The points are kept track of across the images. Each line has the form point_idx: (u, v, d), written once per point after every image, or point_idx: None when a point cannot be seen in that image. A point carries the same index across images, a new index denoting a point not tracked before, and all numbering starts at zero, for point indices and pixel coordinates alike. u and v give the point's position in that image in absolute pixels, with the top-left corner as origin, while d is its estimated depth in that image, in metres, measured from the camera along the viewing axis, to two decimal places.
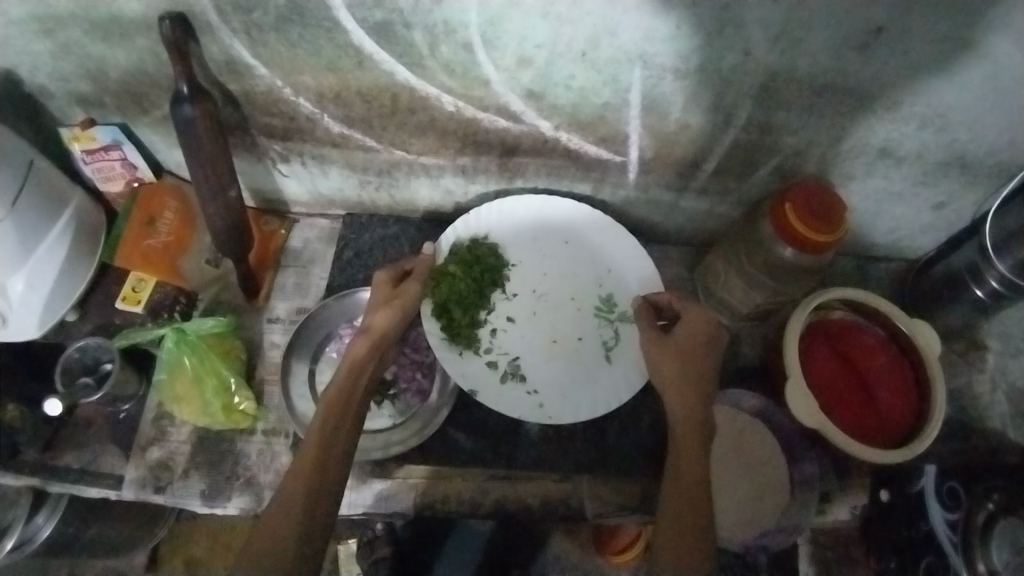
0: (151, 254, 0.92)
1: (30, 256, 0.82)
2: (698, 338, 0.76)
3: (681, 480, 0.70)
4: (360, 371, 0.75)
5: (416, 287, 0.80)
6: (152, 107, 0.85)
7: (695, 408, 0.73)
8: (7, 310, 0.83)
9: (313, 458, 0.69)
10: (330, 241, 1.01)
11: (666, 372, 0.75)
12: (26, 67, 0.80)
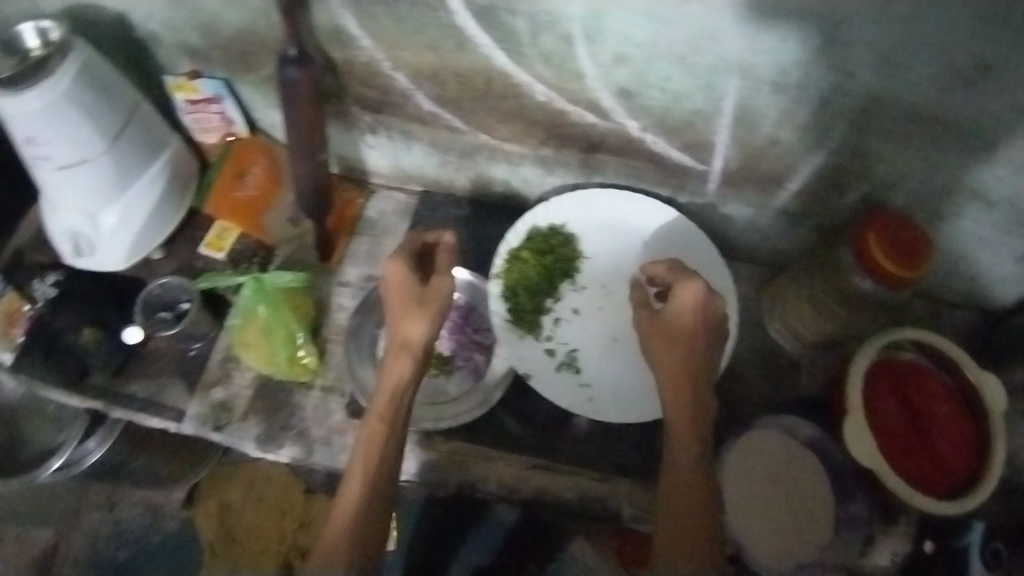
0: (240, 205, 0.96)
1: (123, 193, 0.87)
2: (685, 310, 0.75)
3: (681, 473, 0.72)
4: (405, 390, 0.79)
5: (446, 285, 0.78)
6: (256, 66, 0.88)
7: (686, 385, 0.74)
8: (97, 238, 0.89)
9: (373, 476, 0.76)
10: (404, 215, 1.01)
11: (658, 356, 0.76)
12: (145, 15, 0.84)
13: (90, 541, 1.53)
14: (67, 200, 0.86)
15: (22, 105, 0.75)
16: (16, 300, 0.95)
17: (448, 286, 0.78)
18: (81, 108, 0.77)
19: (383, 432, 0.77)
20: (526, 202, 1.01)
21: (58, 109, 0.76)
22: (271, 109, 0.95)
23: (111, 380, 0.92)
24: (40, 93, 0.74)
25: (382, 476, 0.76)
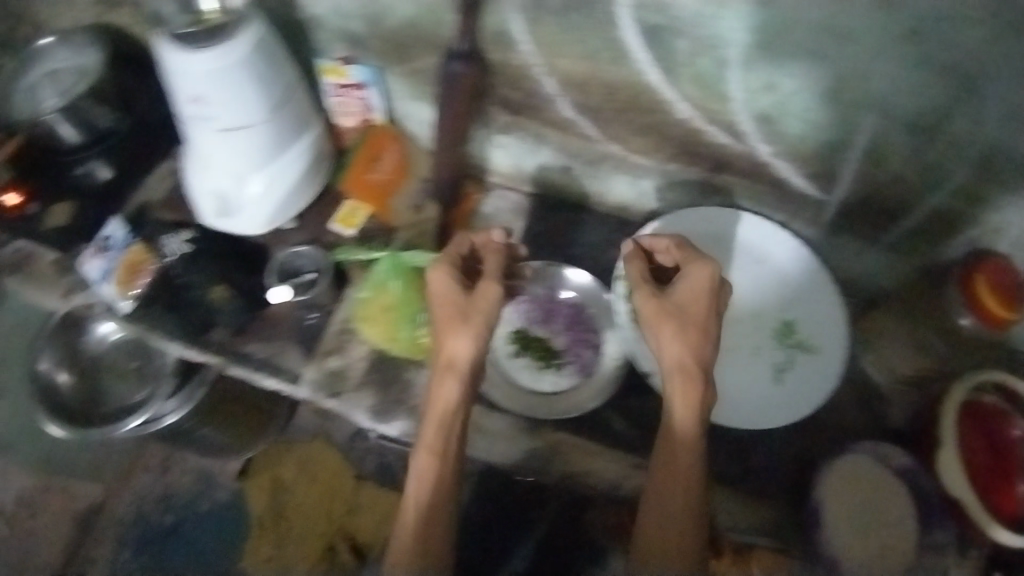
0: (373, 186, 1.00)
1: (266, 161, 0.90)
2: (696, 297, 0.76)
3: (678, 461, 0.74)
4: (452, 414, 0.79)
5: (495, 295, 0.79)
6: (409, 59, 0.92)
7: (690, 370, 0.74)
8: (240, 206, 0.92)
9: (432, 497, 0.79)
10: (518, 215, 1.05)
11: (665, 342, 0.75)
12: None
13: (139, 502, 1.54)
14: (216, 163, 0.89)
15: (189, 66, 0.79)
16: (142, 254, 0.96)
17: (496, 297, 0.79)
18: (245, 74, 0.81)
19: (436, 453, 0.79)
20: (638, 215, 1.03)
21: (225, 72, 0.80)
22: (422, 106, 0.99)
23: (232, 338, 0.96)
24: (212, 56, 0.78)
25: (439, 498, 0.79)
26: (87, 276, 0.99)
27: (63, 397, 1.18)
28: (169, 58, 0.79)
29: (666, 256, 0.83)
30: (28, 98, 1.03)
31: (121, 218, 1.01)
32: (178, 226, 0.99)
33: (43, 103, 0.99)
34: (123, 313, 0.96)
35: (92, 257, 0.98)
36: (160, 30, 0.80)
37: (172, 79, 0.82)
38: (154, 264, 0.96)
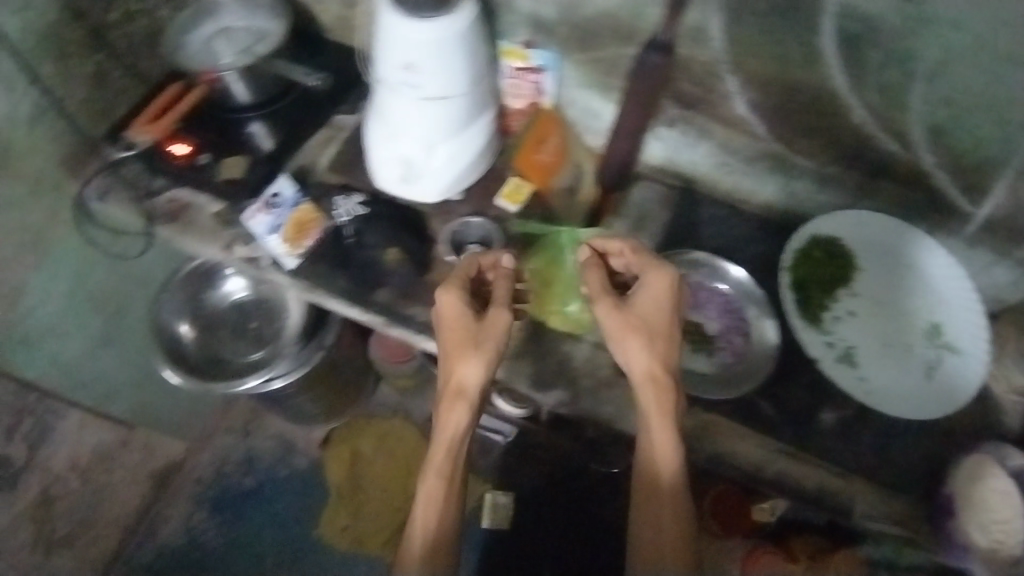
0: (538, 166, 1.01)
1: (452, 132, 0.92)
2: (655, 301, 0.82)
3: (661, 471, 0.79)
4: (459, 438, 0.84)
5: (507, 320, 0.83)
6: (593, 48, 0.94)
7: (665, 384, 0.81)
8: (422, 172, 0.95)
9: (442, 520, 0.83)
10: (664, 206, 1.05)
11: (636, 353, 0.80)
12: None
13: (218, 463, 1.55)
14: (405, 130, 0.91)
15: (405, 34, 0.81)
16: (312, 213, 0.98)
17: (507, 321, 0.83)
18: (454, 45, 0.83)
19: (446, 481, 0.84)
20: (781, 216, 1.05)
21: (438, 42, 0.82)
22: (604, 101, 1.01)
23: (396, 300, 0.97)
24: (429, 26, 0.80)
25: (447, 518, 0.84)
26: (252, 231, 0.99)
27: (185, 349, 1.19)
28: (387, 23, 0.82)
29: (620, 258, 0.89)
30: (201, 52, 1.00)
31: (285, 174, 1.01)
32: (342, 188, 1.02)
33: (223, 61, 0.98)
34: (290, 269, 0.98)
35: (257, 211, 0.98)
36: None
37: (384, 43, 0.84)
38: (324, 223, 0.99)
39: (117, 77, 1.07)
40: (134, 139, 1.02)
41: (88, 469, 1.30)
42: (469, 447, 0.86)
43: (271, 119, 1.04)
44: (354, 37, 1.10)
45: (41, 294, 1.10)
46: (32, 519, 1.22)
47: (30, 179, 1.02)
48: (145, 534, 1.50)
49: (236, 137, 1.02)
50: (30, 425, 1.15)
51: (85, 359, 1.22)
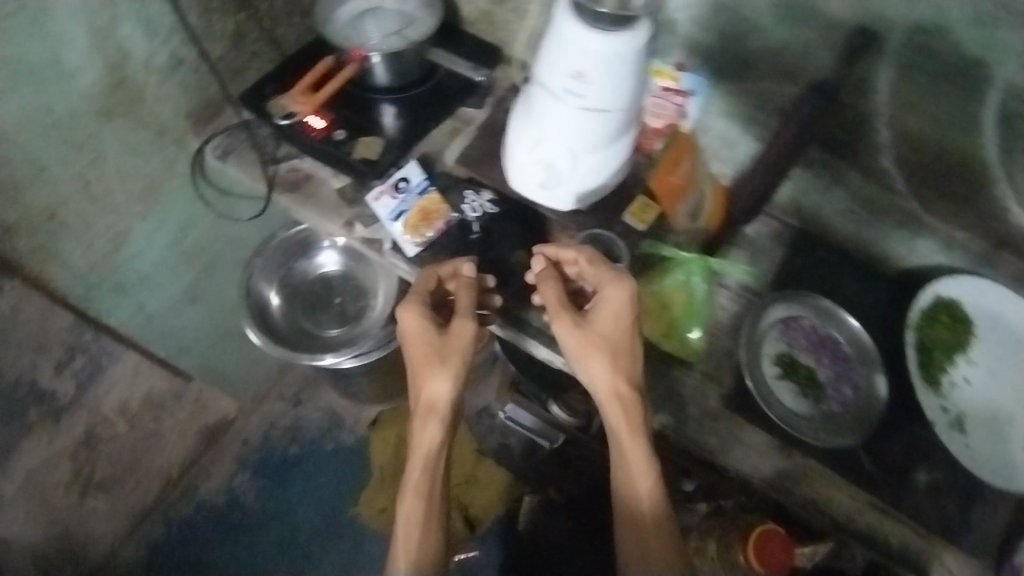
0: (670, 188, 0.98)
1: (593, 148, 0.91)
2: (616, 316, 0.85)
3: (637, 489, 0.85)
4: (438, 449, 0.88)
5: (472, 330, 0.87)
6: (747, 78, 0.95)
7: (630, 402, 0.85)
8: (562, 180, 0.94)
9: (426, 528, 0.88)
10: (781, 243, 1.04)
11: (598, 370, 0.84)
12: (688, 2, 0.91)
13: (266, 427, 1.54)
14: (550, 135, 0.90)
15: (583, 43, 0.80)
16: (439, 204, 0.98)
17: (470, 332, 0.87)
18: (623, 63, 0.82)
19: (427, 492, 0.88)
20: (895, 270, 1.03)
21: (610, 57, 0.81)
22: (750, 139, 1.01)
23: (514, 303, 0.96)
24: (605, 39, 0.80)
25: (432, 524, 0.88)
26: (376, 214, 0.98)
27: (274, 317, 1.19)
28: (565, 28, 0.81)
29: (574, 266, 0.91)
30: (348, 27, 1.00)
31: (414, 160, 1.00)
32: (468, 181, 1.00)
33: (370, 43, 0.98)
34: (410, 256, 0.97)
35: (383, 195, 0.98)
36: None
37: (557, 46, 0.83)
38: (448, 215, 0.98)
39: (254, 38, 1.06)
40: (273, 111, 1.00)
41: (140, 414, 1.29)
42: (447, 457, 0.91)
43: (405, 104, 1.03)
44: (494, 32, 1.09)
45: (143, 243, 1.09)
46: (71, 456, 1.17)
47: (157, 128, 1.00)
48: (186, 488, 1.50)
49: (371, 117, 1.02)
50: (83, 362, 1.07)
51: (169, 311, 1.21)
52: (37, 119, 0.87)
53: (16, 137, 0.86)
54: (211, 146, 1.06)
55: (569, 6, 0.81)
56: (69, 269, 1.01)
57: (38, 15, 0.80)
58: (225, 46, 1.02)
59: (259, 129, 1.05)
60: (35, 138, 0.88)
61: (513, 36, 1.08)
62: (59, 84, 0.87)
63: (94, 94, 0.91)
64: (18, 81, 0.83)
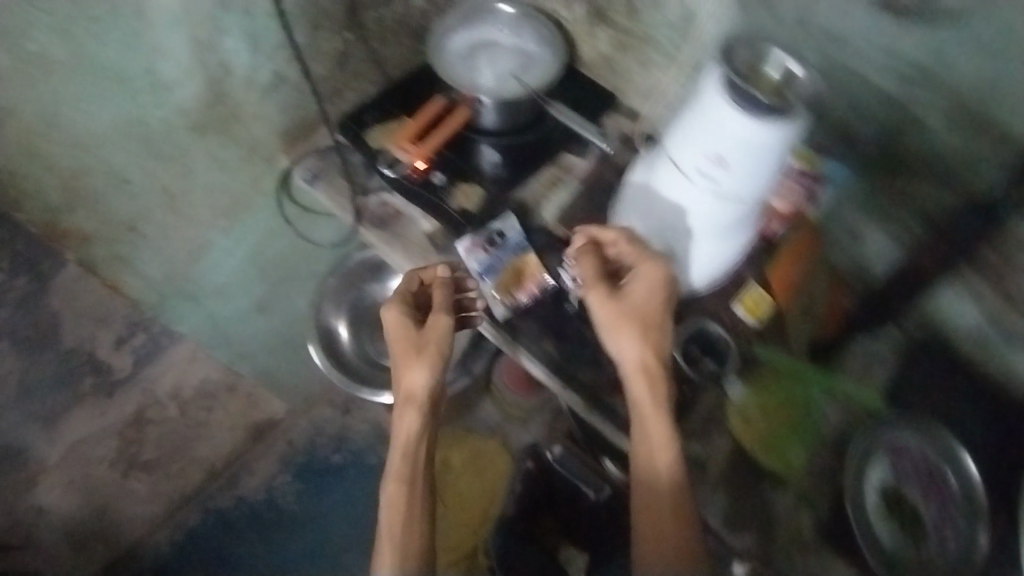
0: (788, 282, 0.93)
1: (722, 229, 0.83)
2: (652, 290, 0.77)
3: (660, 472, 0.71)
4: (426, 431, 0.78)
5: (447, 322, 0.80)
6: (895, 173, 0.85)
7: (658, 377, 0.75)
8: (683, 259, 0.87)
9: (405, 518, 0.73)
10: (897, 351, 0.96)
11: (626, 342, 0.75)
12: (841, 86, 0.82)
13: (312, 432, 1.52)
14: (678, 208, 0.84)
15: (732, 130, 0.73)
16: (534, 265, 0.91)
17: (446, 325, 0.80)
18: (778, 150, 0.74)
19: (408, 475, 0.75)
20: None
21: (766, 142, 0.73)
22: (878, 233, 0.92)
23: (602, 387, 0.89)
24: (766, 124, 0.72)
25: (416, 519, 0.74)
26: (465, 265, 0.92)
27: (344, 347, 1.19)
28: (721, 102, 0.73)
29: (614, 250, 0.83)
30: (456, 58, 0.93)
31: (512, 212, 0.93)
32: (568, 244, 0.93)
33: (483, 82, 0.91)
34: (498, 318, 0.91)
35: (476, 246, 0.90)
36: (721, 69, 0.74)
37: (705, 120, 0.75)
38: (543, 279, 0.91)
39: (357, 58, 1.00)
40: (372, 141, 0.96)
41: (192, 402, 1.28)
42: (432, 453, 0.79)
43: (508, 150, 0.96)
44: (612, 78, 1.00)
45: (221, 255, 1.05)
46: (119, 434, 1.41)
47: (249, 145, 0.96)
48: (228, 480, 1.49)
49: (471, 161, 0.95)
50: None
51: (235, 318, 1.18)
52: (127, 130, 0.83)
53: (104, 148, 0.82)
54: (301, 168, 1.01)
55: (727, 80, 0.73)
56: (141, 276, 0.98)
57: (138, 25, 0.76)
58: (327, 65, 0.97)
59: (352, 155, 0.99)
60: (126, 152, 0.84)
61: (634, 85, 0.99)
62: (155, 97, 0.83)
63: (190, 109, 0.86)
64: (111, 91, 0.78)
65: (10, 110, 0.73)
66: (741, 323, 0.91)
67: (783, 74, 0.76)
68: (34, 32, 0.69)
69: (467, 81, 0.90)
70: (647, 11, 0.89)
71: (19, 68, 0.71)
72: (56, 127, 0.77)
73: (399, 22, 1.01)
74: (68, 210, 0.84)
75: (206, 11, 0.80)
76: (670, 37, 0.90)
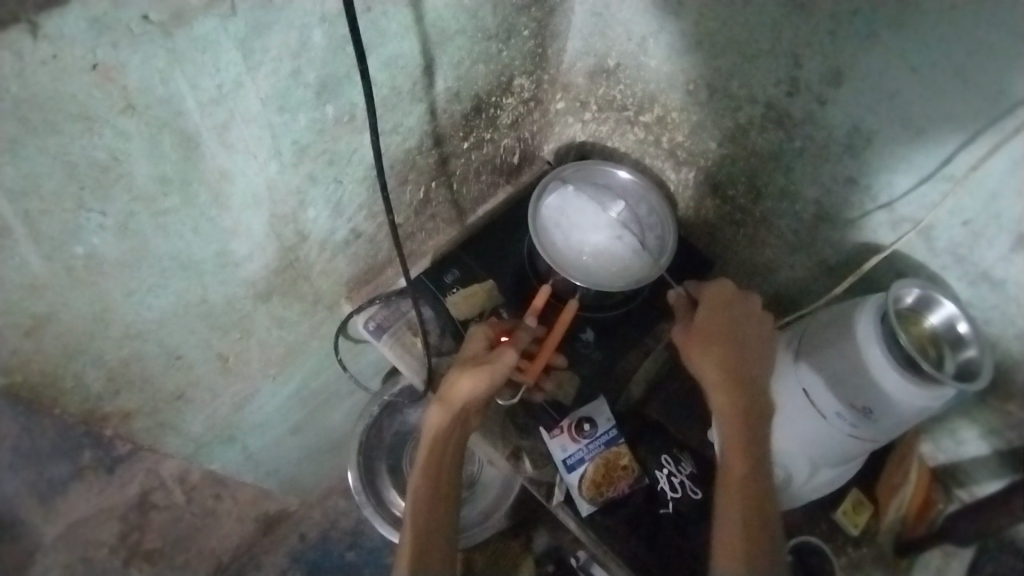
0: (890, 487, 0.86)
1: (842, 461, 0.78)
2: (720, 314, 0.78)
3: (732, 471, 0.70)
4: (449, 435, 0.76)
5: (509, 354, 0.77)
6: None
7: (729, 378, 0.74)
8: (793, 478, 0.80)
9: (431, 514, 0.73)
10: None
11: (696, 357, 0.76)
12: (982, 320, 0.72)
13: (326, 525, 1.40)
14: (804, 442, 0.77)
15: (873, 378, 0.67)
16: (626, 456, 0.83)
17: (510, 358, 0.76)
18: (928, 413, 0.67)
19: (434, 473, 0.75)
20: None
21: (918, 410, 0.66)
22: (978, 440, 0.79)
23: None
24: (923, 397, 0.64)
25: (438, 522, 0.73)
26: (548, 450, 0.84)
27: (373, 487, 1.10)
28: (873, 353, 0.66)
29: None
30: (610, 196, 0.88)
31: (604, 398, 0.84)
32: (660, 435, 0.87)
33: (584, 235, 0.86)
34: (581, 514, 0.82)
35: (562, 432, 0.83)
36: (886, 315, 0.66)
37: (855, 367, 0.68)
38: (637, 476, 0.84)
39: (437, 202, 0.90)
40: (455, 310, 0.85)
41: (201, 486, 1.08)
42: (462, 452, 0.77)
43: (605, 330, 0.86)
44: (713, 243, 0.93)
45: (267, 397, 0.96)
46: (122, 517, 0.99)
47: (314, 298, 0.87)
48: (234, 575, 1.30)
49: (567, 343, 0.85)
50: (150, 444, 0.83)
51: (269, 445, 1.08)
52: (187, 311, 0.72)
53: (156, 332, 0.71)
54: (363, 315, 0.91)
55: (890, 335, 0.66)
56: (182, 435, 0.89)
57: (213, 212, 0.64)
58: (407, 214, 0.86)
59: (423, 308, 0.88)
60: (179, 327, 0.73)
61: (739, 258, 0.91)
62: (220, 276, 0.71)
63: (257, 279, 0.76)
64: (172, 278, 0.67)
65: (55, 317, 0.60)
66: (840, 534, 0.85)
67: (939, 323, 0.68)
68: (89, 237, 0.56)
69: (569, 203, 0.87)
70: (774, 199, 0.81)
71: (67, 277, 0.58)
72: (104, 324, 0.65)
73: (485, 162, 0.91)
74: (111, 394, 0.74)
75: (290, 186, 0.69)
76: (797, 229, 0.81)
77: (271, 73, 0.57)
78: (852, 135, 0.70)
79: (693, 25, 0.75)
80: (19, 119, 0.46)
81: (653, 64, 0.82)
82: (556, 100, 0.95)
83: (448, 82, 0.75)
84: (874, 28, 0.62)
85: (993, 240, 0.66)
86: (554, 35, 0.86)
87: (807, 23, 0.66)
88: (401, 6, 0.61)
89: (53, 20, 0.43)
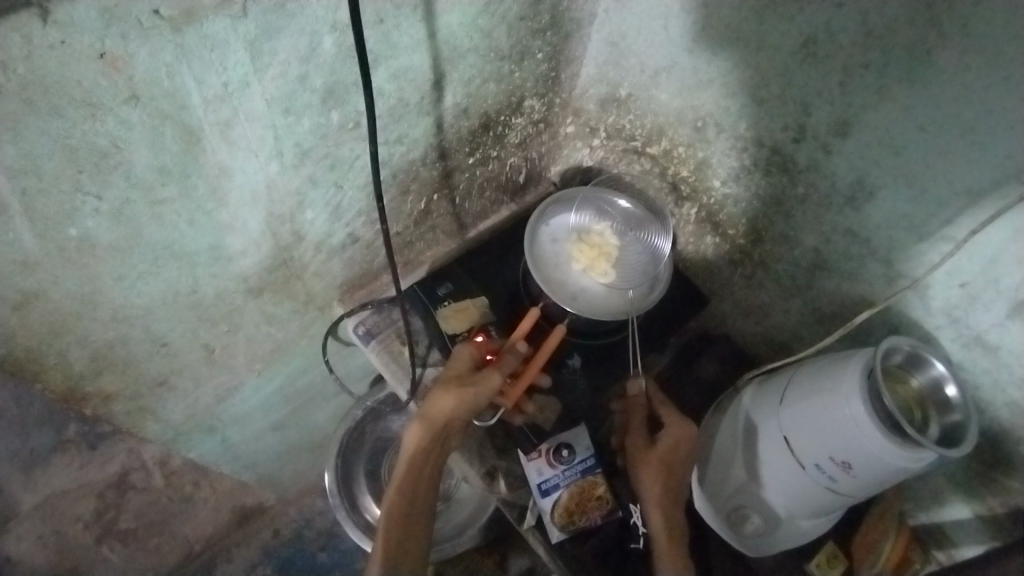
0: (865, 542, 0.83)
1: (817, 513, 0.77)
2: (680, 450, 0.79)
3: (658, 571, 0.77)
4: (426, 456, 0.76)
5: (495, 377, 0.77)
6: (1010, 490, 0.72)
7: (672, 519, 0.77)
8: (760, 527, 0.80)
9: (405, 527, 0.73)
10: None
11: (647, 484, 0.78)
12: (973, 384, 0.71)
13: (301, 524, 1.38)
14: (776, 490, 0.76)
15: (855, 436, 0.65)
16: (601, 487, 0.83)
17: (497, 381, 0.77)
18: (906, 475, 0.66)
19: (409, 490, 0.75)
20: None
21: (895, 471, 0.65)
22: (960, 501, 0.78)
23: None
24: (899, 459, 0.63)
25: (413, 535, 0.74)
26: (524, 473, 0.84)
27: (350, 490, 1.10)
28: (856, 410, 0.65)
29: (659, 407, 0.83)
30: (629, 236, 0.88)
31: (584, 426, 0.84)
32: None
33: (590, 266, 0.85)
34: (551, 541, 0.81)
35: (539, 456, 0.84)
36: (874, 376, 0.65)
37: (836, 423, 0.67)
38: (611, 507, 0.83)
39: (437, 214, 0.90)
40: (444, 323, 0.85)
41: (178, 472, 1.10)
42: (439, 471, 0.77)
43: (591, 358, 0.85)
44: (710, 281, 0.93)
45: (251, 391, 0.96)
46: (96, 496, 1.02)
47: (306, 298, 0.87)
48: (204, 566, 1.30)
49: (553, 367, 0.84)
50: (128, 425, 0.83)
51: (249, 439, 1.07)
52: (176, 300, 0.72)
53: (144, 319, 0.71)
54: (353, 319, 0.92)
55: (876, 392, 0.65)
56: (162, 421, 0.89)
57: (210, 205, 0.64)
58: (406, 223, 0.87)
59: (413, 319, 0.90)
60: (169, 316, 0.73)
61: (734, 297, 0.91)
62: (212, 269, 0.72)
63: (250, 275, 0.76)
64: (163, 267, 0.67)
65: (45, 294, 0.61)
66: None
67: (925, 381, 0.67)
68: (84, 220, 0.57)
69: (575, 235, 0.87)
70: (773, 243, 0.81)
71: (60, 257, 0.58)
72: (93, 306, 0.65)
73: (489, 178, 0.92)
74: (93, 375, 0.74)
75: (291, 186, 0.69)
76: (794, 275, 0.81)
77: (278, 76, 0.58)
78: (855, 187, 0.69)
79: (707, 63, 0.75)
80: (24, 100, 0.46)
81: (664, 98, 0.82)
82: (566, 124, 0.96)
83: (456, 98, 0.75)
84: (884, 82, 0.61)
85: (989, 304, 0.65)
86: (569, 60, 0.86)
87: (819, 73, 0.66)
88: (414, 20, 0.62)
89: (64, 7, 0.43)
